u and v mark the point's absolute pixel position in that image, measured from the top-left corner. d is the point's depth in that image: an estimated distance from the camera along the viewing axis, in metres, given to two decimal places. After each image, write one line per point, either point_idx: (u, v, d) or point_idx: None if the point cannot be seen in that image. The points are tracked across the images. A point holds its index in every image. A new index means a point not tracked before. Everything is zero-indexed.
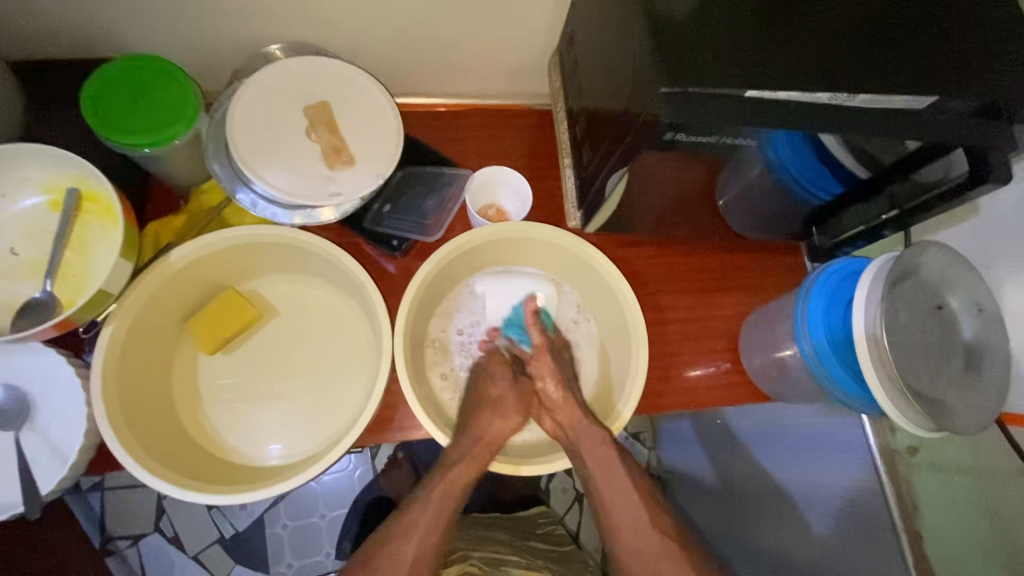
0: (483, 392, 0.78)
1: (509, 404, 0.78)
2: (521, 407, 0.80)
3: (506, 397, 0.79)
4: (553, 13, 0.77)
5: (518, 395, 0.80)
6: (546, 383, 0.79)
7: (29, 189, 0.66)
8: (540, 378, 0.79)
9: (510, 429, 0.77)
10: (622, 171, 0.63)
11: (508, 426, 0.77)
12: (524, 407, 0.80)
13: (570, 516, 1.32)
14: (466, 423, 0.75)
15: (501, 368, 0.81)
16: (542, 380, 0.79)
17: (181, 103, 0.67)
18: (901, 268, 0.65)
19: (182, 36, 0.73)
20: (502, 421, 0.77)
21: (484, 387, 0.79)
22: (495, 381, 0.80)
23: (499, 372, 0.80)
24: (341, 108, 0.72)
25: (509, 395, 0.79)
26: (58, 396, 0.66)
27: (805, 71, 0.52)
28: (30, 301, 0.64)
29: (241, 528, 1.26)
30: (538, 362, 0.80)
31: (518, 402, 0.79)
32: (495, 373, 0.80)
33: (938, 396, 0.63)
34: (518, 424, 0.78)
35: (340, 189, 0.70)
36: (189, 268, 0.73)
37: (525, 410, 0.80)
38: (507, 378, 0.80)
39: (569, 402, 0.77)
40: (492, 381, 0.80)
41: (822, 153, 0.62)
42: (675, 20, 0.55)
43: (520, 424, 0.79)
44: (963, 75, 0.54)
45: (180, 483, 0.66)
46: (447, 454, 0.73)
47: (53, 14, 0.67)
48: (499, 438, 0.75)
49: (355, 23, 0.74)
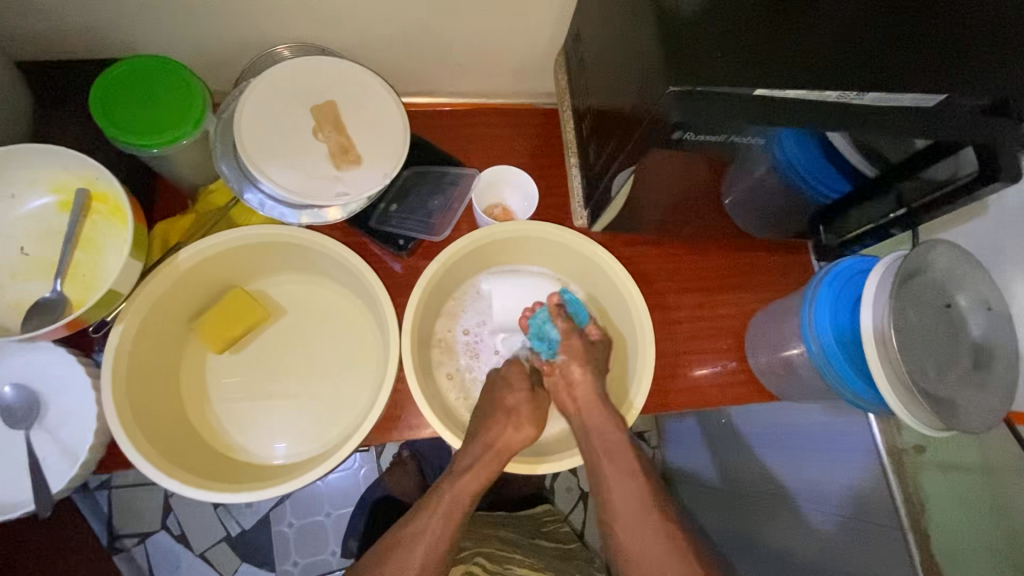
0: (498, 400, 0.76)
1: (523, 413, 0.75)
2: (537, 417, 0.76)
3: (522, 407, 0.75)
4: (559, 11, 0.77)
5: (534, 402, 0.77)
6: (573, 367, 0.76)
7: (38, 189, 0.66)
8: (569, 361, 0.76)
9: (523, 441, 0.74)
10: (629, 170, 0.63)
11: (520, 437, 0.73)
12: (541, 416, 0.77)
13: (574, 515, 1.32)
14: (474, 425, 0.74)
15: (518, 375, 0.78)
16: (570, 364, 0.76)
17: (188, 104, 0.67)
18: (910, 266, 0.65)
19: (190, 36, 0.73)
20: (514, 431, 0.73)
21: (498, 394, 0.76)
22: (512, 389, 0.77)
23: (517, 380, 0.78)
24: (348, 108, 0.72)
25: (525, 404, 0.76)
26: (67, 395, 0.66)
27: (814, 69, 0.52)
28: (40, 301, 0.64)
29: (247, 527, 1.26)
30: (568, 347, 0.77)
31: (534, 409, 0.76)
32: (511, 380, 0.78)
33: (947, 394, 0.62)
34: (533, 435, 0.75)
35: (347, 189, 0.70)
36: (197, 268, 0.73)
37: (541, 419, 0.77)
38: (524, 386, 0.77)
39: (593, 384, 0.75)
40: (508, 389, 0.77)
41: (830, 151, 0.62)
42: (683, 18, 0.54)
43: (536, 434, 0.75)
44: (973, 73, 0.54)
45: (189, 482, 0.67)
46: (457, 460, 0.72)
47: (61, 15, 0.67)
48: (510, 448, 0.72)
49: (362, 23, 0.75)
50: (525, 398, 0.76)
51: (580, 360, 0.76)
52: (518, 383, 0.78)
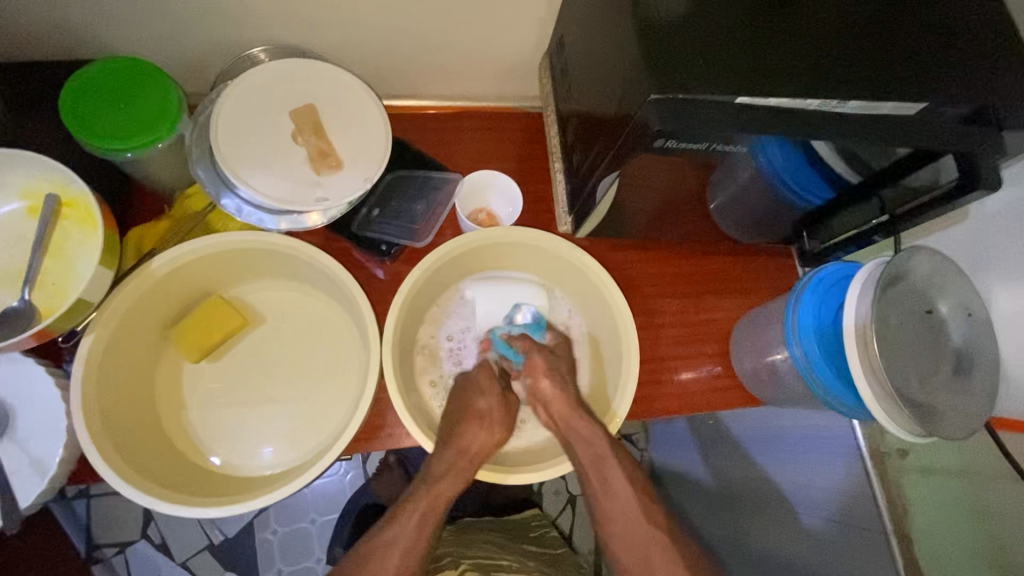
0: (469, 404, 0.76)
1: (495, 416, 0.76)
2: (508, 420, 0.78)
3: (493, 411, 0.77)
4: (543, 14, 0.76)
5: (505, 406, 0.78)
6: (540, 381, 0.76)
7: (6, 195, 0.64)
8: (533, 378, 0.76)
9: (495, 444, 0.75)
10: (612, 175, 0.62)
11: (494, 440, 0.74)
12: (512, 419, 0.79)
13: (562, 518, 1.32)
14: (447, 428, 0.73)
15: (488, 381, 0.79)
16: (536, 380, 0.76)
17: (163, 107, 0.65)
18: (891, 272, 0.65)
19: (166, 38, 0.72)
20: (488, 434, 0.74)
21: (470, 398, 0.77)
22: (485, 395, 0.78)
23: (487, 387, 0.78)
24: (328, 112, 0.71)
25: (497, 409, 0.77)
26: (36, 407, 0.64)
27: (796, 77, 0.52)
28: (7, 310, 0.62)
29: (231, 534, 1.24)
30: (529, 365, 0.77)
31: (505, 414, 0.78)
32: (482, 387, 0.78)
33: (928, 401, 0.63)
34: (504, 438, 0.76)
35: (327, 194, 0.69)
36: (173, 275, 0.72)
37: (511, 423, 0.78)
38: (495, 393, 0.78)
39: (565, 396, 0.75)
40: (480, 394, 0.77)
41: (813, 159, 0.62)
42: (664, 25, 0.54)
43: (506, 437, 0.77)
44: (951, 81, 0.54)
45: (160, 496, 0.65)
46: (430, 467, 0.71)
47: (32, 16, 0.66)
48: (483, 452, 0.73)
49: (342, 25, 0.73)
50: (497, 402, 0.78)
51: (547, 374, 0.76)
52: (490, 387, 0.78)
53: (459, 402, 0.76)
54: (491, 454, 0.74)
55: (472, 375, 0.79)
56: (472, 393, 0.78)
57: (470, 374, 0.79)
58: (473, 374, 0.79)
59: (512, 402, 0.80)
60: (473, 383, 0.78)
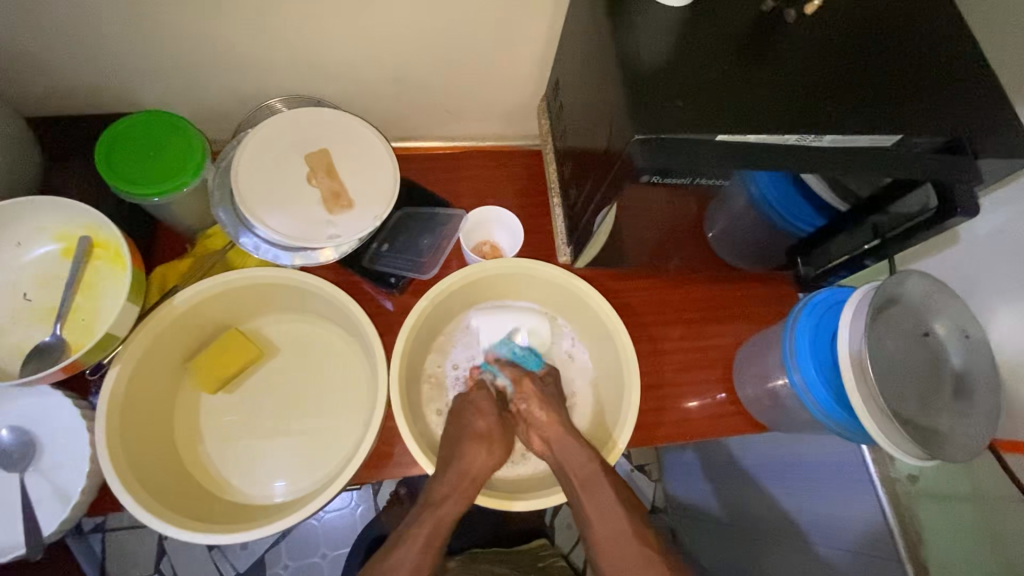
0: (472, 433, 0.76)
1: (495, 437, 0.77)
2: (506, 442, 0.79)
3: (492, 431, 0.77)
4: (540, 59, 0.82)
5: (502, 426, 0.79)
6: (533, 407, 0.78)
7: (42, 237, 0.69)
8: (526, 404, 0.79)
9: (494, 466, 0.76)
10: (606, 208, 0.66)
11: (493, 462, 0.75)
12: (508, 443, 0.79)
13: (575, 552, 1.30)
14: (447, 451, 0.74)
15: (487, 403, 0.80)
16: (528, 406, 0.78)
17: (189, 153, 0.70)
18: (884, 296, 0.66)
19: (193, 92, 0.78)
20: (488, 455, 0.75)
21: (469, 424, 0.78)
22: (483, 415, 0.79)
23: (486, 409, 0.79)
24: (339, 155, 0.76)
25: (495, 429, 0.78)
26: (63, 438, 0.68)
27: (775, 114, 0.56)
28: (40, 345, 0.67)
29: (241, 569, 1.24)
30: (521, 390, 0.80)
31: (504, 436, 0.79)
32: (481, 408, 0.79)
33: (930, 423, 0.64)
34: (503, 460, 0.77)
35: (338, 231, 0.73)
36: (194, 309, 0.76)
37: (509, 442, 0.79)
38: (493, 414, 0.79)
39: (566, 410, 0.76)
40: (478, 415, 0.78)
41: (800, 188, 0.65)
42: (647, 68, 0.58)
43: (505, 458, 0.78)
44: (928, 112, 0.58)
45: (181, 524, 0.67)
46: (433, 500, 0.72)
47: (75, 74, 0.73)
48: (483, 473, 0.74)
49: (353, 76, 0.79)
50: (494, 423, 0.79)
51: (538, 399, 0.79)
52: (488, 409, 0.79)
53: (457, 437, 0.76)
54: (491, 475, 0.75)
55: (471, 397, 0.81)
56: (460, 420, 0.79)
57: (469, 395, 0.81)
58: (473, 395, 0.81)
59: (508, 423, 0.81)
60: (473, 404, 0.80)
